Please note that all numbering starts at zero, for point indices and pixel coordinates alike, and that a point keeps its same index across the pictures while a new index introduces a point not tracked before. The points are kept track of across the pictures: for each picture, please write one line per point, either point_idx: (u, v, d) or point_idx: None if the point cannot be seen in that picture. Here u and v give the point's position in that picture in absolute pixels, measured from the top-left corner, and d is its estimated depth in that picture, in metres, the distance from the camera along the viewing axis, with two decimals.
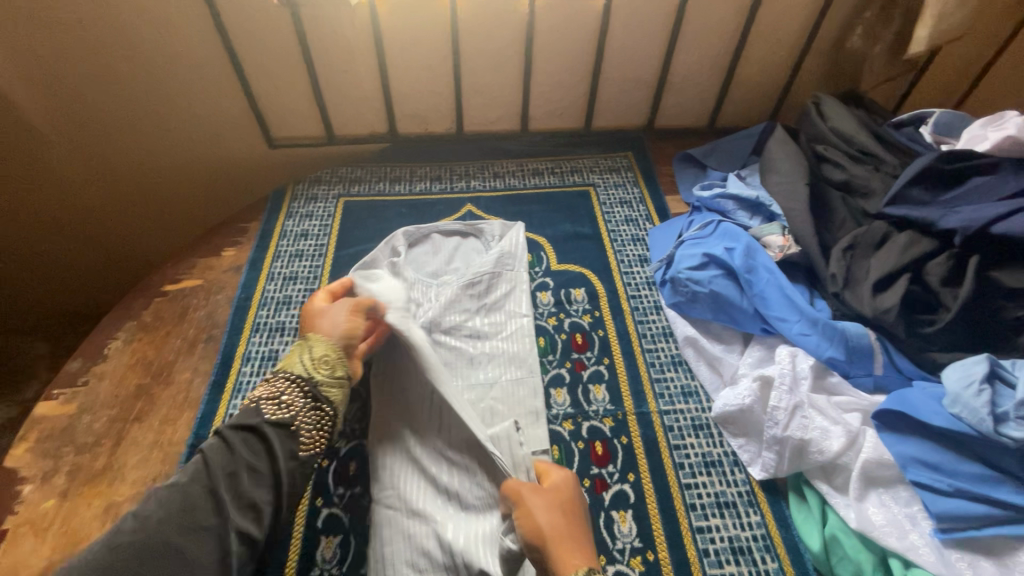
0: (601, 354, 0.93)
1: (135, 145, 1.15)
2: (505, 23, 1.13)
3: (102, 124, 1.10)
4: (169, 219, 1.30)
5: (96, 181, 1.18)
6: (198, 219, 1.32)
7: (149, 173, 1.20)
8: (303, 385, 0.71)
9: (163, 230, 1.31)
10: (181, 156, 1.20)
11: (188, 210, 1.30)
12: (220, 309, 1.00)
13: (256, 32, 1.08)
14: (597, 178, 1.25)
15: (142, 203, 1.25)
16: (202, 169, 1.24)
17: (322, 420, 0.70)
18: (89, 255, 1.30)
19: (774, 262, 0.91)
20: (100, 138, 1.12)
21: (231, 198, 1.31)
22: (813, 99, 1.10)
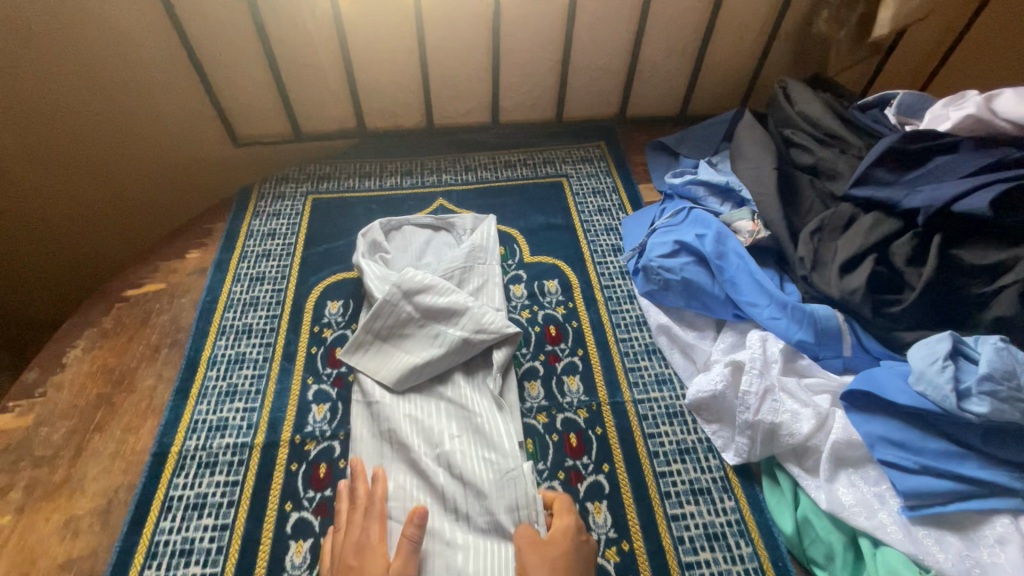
0: (575, 345, 0.93)
1: (91, 146, 1.11)
2: (471, 13, 1.11)
3: (53, 125, 1.06)
4: (132, 222, 1.26)
5: (52, 184, 1.14)
6: (163, 222, 1.29)
7: (108, 175, 1.16)
8: None
9: (126, 233, 1.28)
10: (141, 156, 1.16)
11: (151, 212, 1.26)
12: (184, 313, 0.97)
13: (213, 27, 1.04)
14: (570, 169, 1.24)
15: (103, 206, 1.21)
16: (164, 169, 1.20)
17: None
18: (51, 260, 1.26)
19: (744, 247, 0.91)
20: (54, 140, 1.08)
21: (195, 198, 1.28)
22: (780, 84, 1.10)
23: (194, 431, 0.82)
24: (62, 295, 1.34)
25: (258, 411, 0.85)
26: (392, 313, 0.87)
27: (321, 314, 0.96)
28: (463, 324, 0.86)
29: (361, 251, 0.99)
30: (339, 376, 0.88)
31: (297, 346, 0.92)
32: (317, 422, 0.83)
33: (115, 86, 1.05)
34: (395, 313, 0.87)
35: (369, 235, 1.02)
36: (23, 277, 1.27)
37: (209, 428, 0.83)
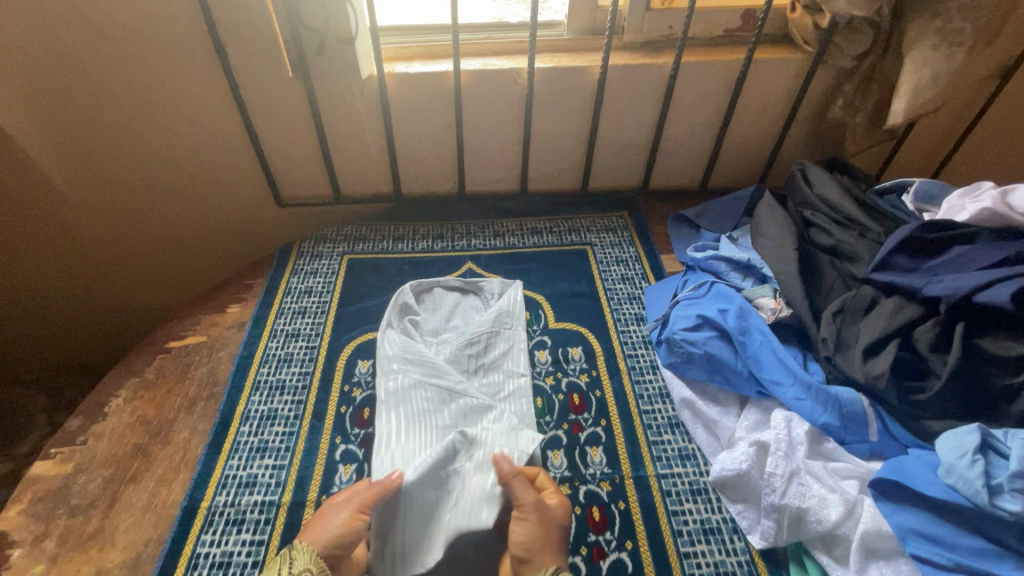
0: (598, 416, 0.94)
1: (151, 203, 1.21)
2: (506, 94, 1.19)
3: (120, 183, 1.16)
4: (179, 272, 1.34)
5: (112, 238, 1.23)
6: (206, 272, 1.37)
7: (162, 230, 1.25)
8: None
9: (173, 282, 1.36)
10: (193, 214, 1.25)
11: (197, 263, 1.34)
12: (222, 366, 1.01)
13: (271, 101, 1.14)
14: (594, 237, 1.29)
15: (155, 257, 1.29)
16: (212, 226, 1.28)
17: None
18: (104, 307, 1.35)
19: (767, 324, 0.93)
20: (118, 197, 1.18)
21: (238, 253, 1.36)
22: (799, 166, 1.15)
23: (224, 487, 0.84)
24: (105, 338, 1.41)
25: (286, 469, 0.86)
26: (397, 410, 0.88)
27: (352, 373, 1.00)
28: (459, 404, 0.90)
29: (393, 319, 1.03)
30: (365, 437, 0.91)
31: (328, 404, 0.95)
32: (343, 483, 0.85)
33: (178, 151, 1.15)
34: (403, 410, 0.88)
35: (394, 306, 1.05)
36: (76, 320, 1.36)
37: (239, 484, 0.84)
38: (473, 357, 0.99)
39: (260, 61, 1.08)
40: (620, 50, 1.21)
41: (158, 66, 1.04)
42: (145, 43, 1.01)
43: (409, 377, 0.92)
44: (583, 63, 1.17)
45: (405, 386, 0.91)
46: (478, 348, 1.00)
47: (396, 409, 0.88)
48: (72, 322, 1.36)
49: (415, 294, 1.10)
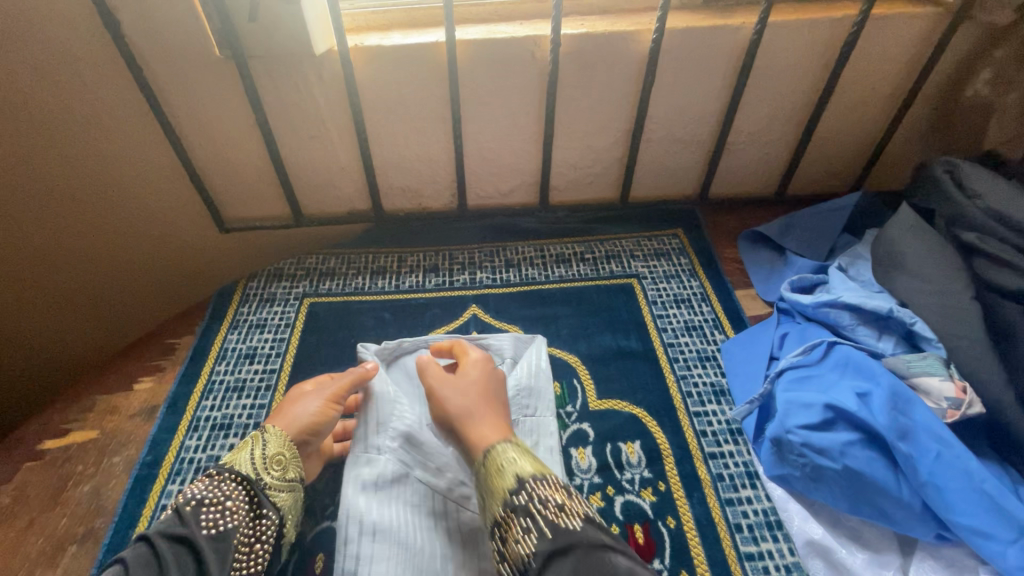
0: (677, 567, 0.61)
1: (33, 241, 0.86)
2: (520, 74, 0.86)
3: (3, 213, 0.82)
4: (85, 331, 0.99)
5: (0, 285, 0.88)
6: (124, 327, 1.02)
7: (62, 282, 0.92)
8: (251, 484, 0.56)
9: (78, 345, 1.00)
10: (93, 250, 0.91)
11: (110, 317, 1.00)
12: (113, 483, 0.69)
13: (193, 92, 0.81)
14: (641, 266, 0.95)
15: (48, 315, 0.95)
16: (125, 264, 0.95)
17: (266, 532, 0.55)
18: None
19: (945, 425, 0.59)
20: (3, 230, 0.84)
21: (166, 293, 1.02)
22: (942, 161, 0.80)
23: None
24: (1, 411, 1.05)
25: None
26: (367, 516, 0.60)
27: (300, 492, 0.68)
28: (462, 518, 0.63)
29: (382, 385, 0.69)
30: None
31: None
32: None
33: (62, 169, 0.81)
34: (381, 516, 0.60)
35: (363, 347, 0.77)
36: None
37: None
38: None
39: (170, 35, 0.75)
40: (678, 9, 0.86)
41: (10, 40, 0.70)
42: None
43: (393, 463, 0.64)
44: (629, 26, 0.83)
45: (388, 477, 0.63)
46: None
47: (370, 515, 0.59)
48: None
49: (391, 359, 0.78)
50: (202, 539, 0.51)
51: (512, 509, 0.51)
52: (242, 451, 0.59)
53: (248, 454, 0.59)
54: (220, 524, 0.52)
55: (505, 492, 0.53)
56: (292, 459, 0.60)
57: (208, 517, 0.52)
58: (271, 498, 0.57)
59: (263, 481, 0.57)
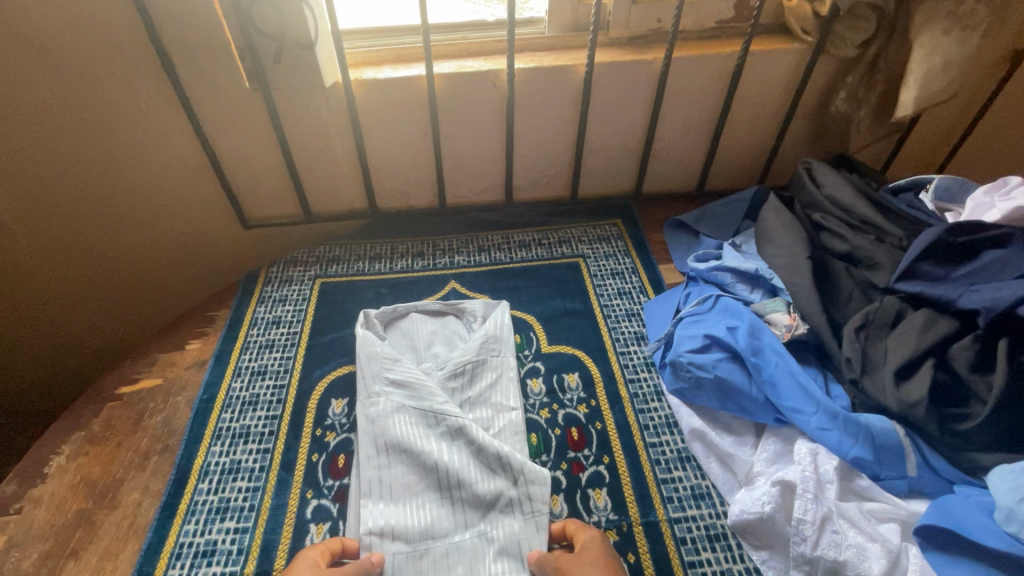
0: (600, 452, 0.84)
1: (75, 245, 1.07)
2: (484, 98, 1.10)
3: (89, 215, 1.05)
4: (110, 319, 1.21)
5: (84, 269, 1.11)
6: (136, 318, 1.23)
7: (130, 265, 1.14)
8: None
9: (99, 329, 1.21)
10: (122, 252, 1.12)
11: (129, 307, 1.21)
12: (179, 414, 0.90)
13: (229, 117, 1.04)
14: (586, 248, 1.20)
15: (77, 303, 1.16)
16: (145, 264, 1.15)
17: None
18: (82, 342, 1.22)
19: (782, 343, 0.84)
20: (84, 225, 1.05)
21: (173, 292, 1.23)
22: (803, 163, 1.07)
23: (179, 558, 0.74)
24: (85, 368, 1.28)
25: (250, 533, 0.77)
26: (379, 438, 0.81)
27: (324, 415, 0.90)
28: (450, 430, 0.81)
29: (369, 339, 0.93)
30: (341, 489, 0.81)
31: (297, 453, 0.85)
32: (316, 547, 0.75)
33: (125, 177, 1.03)
34: (388, 438, 0.81)
35: (366, 324, 0.99)
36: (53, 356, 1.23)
37: (196, 554, 0.74)
38: (457, 390, 0.89)
39: (212, 73, 0.97)
40: (606, 47, 1.12)
41: (93, 80, 0.92)
42: (78, 55, 0.89)
43: (391, 400, 0.85)
44: (567, 61, 1.08)
45: (386, 410, 0.84)
46: (463, 380, 0.90)
47: (378, 439, 0.81)
48: (50, 357, 1.23)
49: (388, 324, 1.01)
50: None
51: None
52: None
53: None
54: None
55: None
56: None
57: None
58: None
59: None
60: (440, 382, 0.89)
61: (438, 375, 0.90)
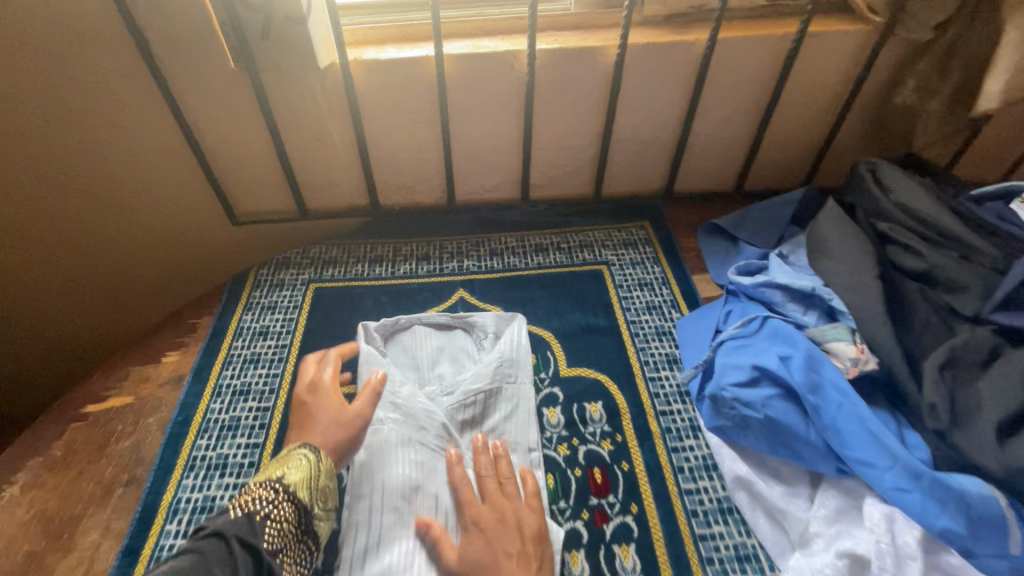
0: (627, 499, 0.73)
1: (51, 238, 0.98)
2: (499, 83, 0.97)
3: (64, 204, 0.95)
4: (91, 318, 1.12)
5: (60, 262, 1.02)
6: (118, 321, 1.14)
7: (112, 262, 1.05)
8: (302, 513, 0.63)
9: (78, 328, 1.12)
10: (100, 248, 1.02)
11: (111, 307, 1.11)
12: (149, 438, 0.80)
13: (213, 101, 0.92)
14: (611, 254, 1.07)
15: (53, 300, 1.07)
16: (127, 263, 1.06)
17: (304, 556, 0.62)
18: (61, 340, 1.14)
19: (846, 380, 0.71)
20: (60, 215, 0.96)
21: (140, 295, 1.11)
22: (865, 162, 0.92)
23: None
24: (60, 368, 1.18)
25: None
26: (374, 479, 0.71)
27: None
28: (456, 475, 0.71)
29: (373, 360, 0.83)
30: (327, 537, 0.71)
31: None
32: None
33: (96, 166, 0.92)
34: (381, 484, 0.71)
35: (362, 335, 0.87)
36: (32, 353, 1.14)
37: None
38: (467, 423, 0.78)
39: (192, 50, 0.86)
40: (640, 26, 0.98)
41: (56, 58, 0.81)
42: (36, 27, 0.78)
43: (392, 432, 0.75)
44: (595, 42, 0.94)
45: (386, 444, 0.74)
46: (471, 411, 0.79)
47: (372, 479, 0.71)
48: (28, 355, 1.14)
49: (387, 337, 0.90)
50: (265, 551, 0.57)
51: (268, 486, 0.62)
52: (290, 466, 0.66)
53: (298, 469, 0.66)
54: (276, 543, 0.59)
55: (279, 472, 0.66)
56: (321, 480, 0.67)
57: (269, 532, 0.59)
58: (316, 528, 0.65)
59: (314, 513, 0.65)
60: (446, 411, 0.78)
61: (444, 403, 0.79)
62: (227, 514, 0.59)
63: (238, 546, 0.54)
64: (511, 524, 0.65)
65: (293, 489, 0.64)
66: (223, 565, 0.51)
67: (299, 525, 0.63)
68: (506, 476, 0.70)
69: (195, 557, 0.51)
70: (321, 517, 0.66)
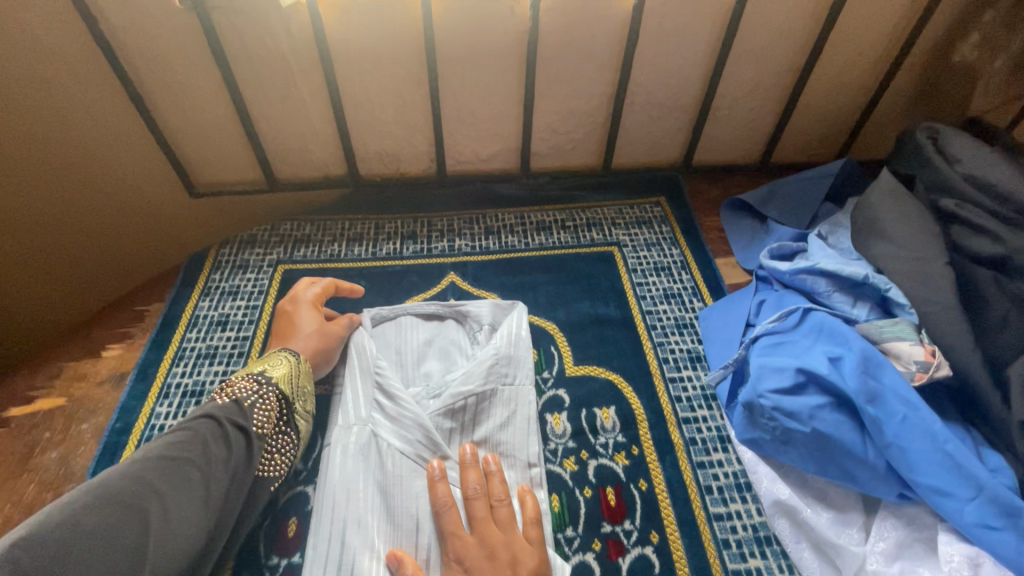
0: (645, 527, 0.62)
1: None
2: (498, 29, 0.82)
3: None
4: None
5: None
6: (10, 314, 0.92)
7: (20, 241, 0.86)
8: (286, 400, 0.62)
9: None
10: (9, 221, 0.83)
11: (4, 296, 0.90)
12: (81, 450, 0.68)
13: (156, 47, 0.77)
14: (623, 234, 0.94)
15: None
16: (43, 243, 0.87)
17: (287, 447, 0.61)
18: None
19: (911, 388, 0.59)
20: None
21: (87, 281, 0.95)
22: (924, 128, 0.79)
23: None
24: None
25: None
26: (347, 491, 0.60)
27: None
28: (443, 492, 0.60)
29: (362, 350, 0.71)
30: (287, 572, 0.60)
31: None
32: None
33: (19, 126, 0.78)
34: (356, 498, 0.60)
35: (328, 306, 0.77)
36: None
37: None
38: (456, 431, 0.66)
39: None
40: None
41: None
42: None
43: (374, 437, 0.64)
44: None
45: (364, 451, 0.63)
46: (463, 420, 0.67)
47: (345, 492, 0.60)
48: None
49: (369, 327, 0.77)
50: (252, 434, 0.57)
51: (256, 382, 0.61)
52: (275, 364, 0.64)
53: (282, 366, 0.64)
54: (263, 428, 0.58)
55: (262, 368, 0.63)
56: (304, 380, 0.65)
57: (257, 415, 0.59)
58: (295, 422, 0.62)
59: (296, 405, 0.63)
60: (432, 419, 0.66)
61: (429, 408, 0.67)
62: (213, 402, 0.59)
63: (228, 427, 0.56)
64: (502, 560, 0.54)
65: (274, 382, 0.62)
66: (217, 441, 0.54)
67: (284, 412, 0.62)
68: (497, 499, 0.59)
69: (187, 434, 0.53)
70: (303, 400, 0.64)
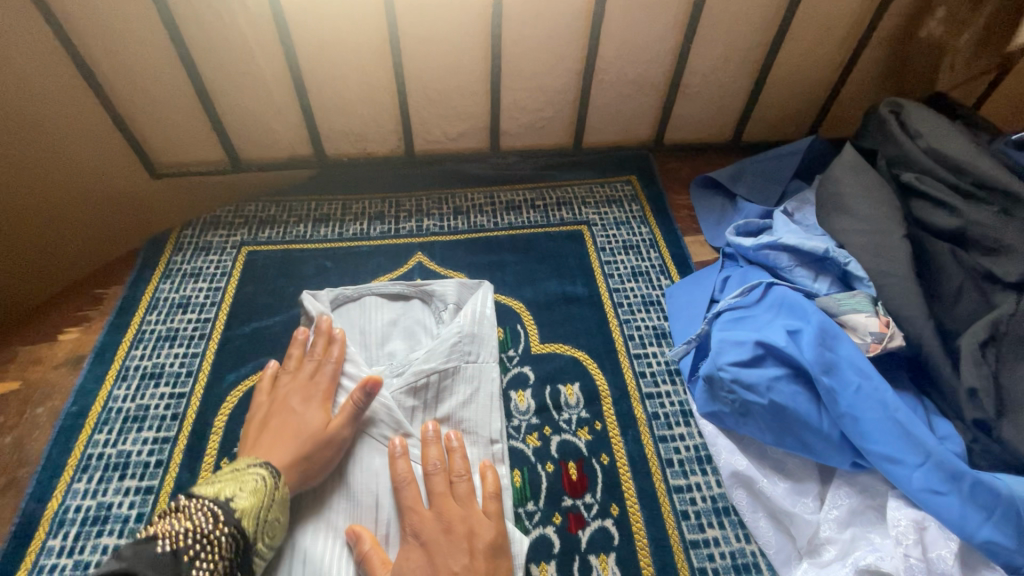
0: (606, 500, 0.62)
1: None
2: (461, 4, 0.80)
3: None
4: None
5: None
6: None
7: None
8: (243, 544, 0.49)
9: None
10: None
11: None
12: (35, 434, 0.67)
13: (102, 20, 0.74)
14: (593, 213, 0.94)
15: None
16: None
17: None
18: None
19: (866, 358, 0.60)
20: None
21: None
22: (887, 102, 0.79)
23: None
24: None
25: None
26: None
27: (235, 440, 0.67)
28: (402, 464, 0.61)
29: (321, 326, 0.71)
30: None
31: None
32: None
33: None
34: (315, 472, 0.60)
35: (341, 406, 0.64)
36: None
37: None
38: (418, 408, 0.66)
39: None
40: None
41: None
42: None
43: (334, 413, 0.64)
44: None
45: None
46: (425, 398, 0.66)
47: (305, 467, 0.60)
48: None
49: (333, 307, 0.76)
50: None
51: (206, 512, 0.48)
52: (238, 486, 0.52)
53: (246, 492, 0.51)
54: None
55: (225, 489, 0.51)
56: (273, 502, 0.53)
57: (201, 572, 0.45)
58: (249, 567, 0.49)
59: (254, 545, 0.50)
60: (394, 396, 0.66)
61: (392, 386, 0.67)
62: (151, 546, 0.45)
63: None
64: (458, 535, 0.54)
65: (237, 519, 0.49)
66: None
67: (236, 558, 0.48)
68: (457, 474, 0.59)
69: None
70: (264, 536, 0.51)
